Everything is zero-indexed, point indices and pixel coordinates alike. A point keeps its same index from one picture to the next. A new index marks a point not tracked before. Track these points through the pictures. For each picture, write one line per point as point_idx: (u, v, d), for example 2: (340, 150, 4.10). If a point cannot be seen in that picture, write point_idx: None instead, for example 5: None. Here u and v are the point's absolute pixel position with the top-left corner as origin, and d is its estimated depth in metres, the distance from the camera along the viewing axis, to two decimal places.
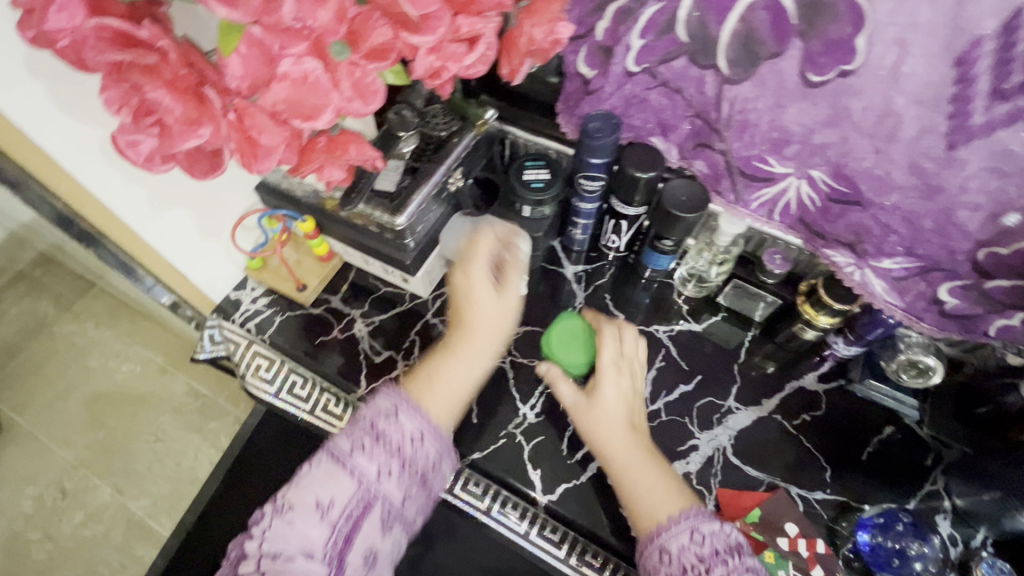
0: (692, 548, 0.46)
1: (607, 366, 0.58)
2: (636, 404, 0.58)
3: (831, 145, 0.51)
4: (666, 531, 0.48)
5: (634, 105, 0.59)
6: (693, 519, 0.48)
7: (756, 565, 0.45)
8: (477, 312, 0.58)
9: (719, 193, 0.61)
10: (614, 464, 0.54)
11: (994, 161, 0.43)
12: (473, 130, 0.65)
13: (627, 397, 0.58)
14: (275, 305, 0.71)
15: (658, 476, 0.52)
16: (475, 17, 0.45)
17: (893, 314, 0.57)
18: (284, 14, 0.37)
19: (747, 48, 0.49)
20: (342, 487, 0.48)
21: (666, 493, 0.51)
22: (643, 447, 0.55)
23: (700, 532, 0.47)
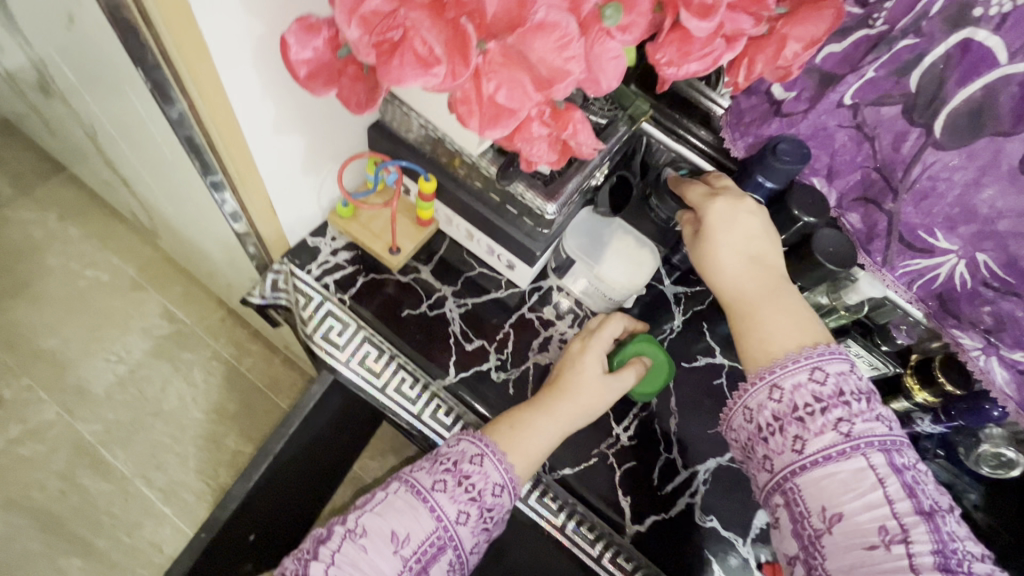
0: (810, 386, 0.44)
1: (715, 198, 0.54)
2: (763, 236, 0.53)
3: (1019, 234, 0.49)
4: (778, 369, 0.46)
5: (815, 138, 0.57)
6: (815, 357, 0.45)
7: (883, 413, 0.43)
8: (581, 378, 0.55)
9: (865, 252, 0.59)
10: (732, 302, 0.52)
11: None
12: (627, 125, 0.61)
13: (747, 231, 0.53)
14: (359, 263, 0.64)
15: (783, 316, 0.49)
16: (747, 13, 0.39)
17: (1005, 405, 0.56)
18: None
19: (975, 117, 0.47)
20: (420, 523, 0.48)
21: (787, 336, 0.48)
22: (768, 284, 0.51)
23: (822, 371, 0.44)
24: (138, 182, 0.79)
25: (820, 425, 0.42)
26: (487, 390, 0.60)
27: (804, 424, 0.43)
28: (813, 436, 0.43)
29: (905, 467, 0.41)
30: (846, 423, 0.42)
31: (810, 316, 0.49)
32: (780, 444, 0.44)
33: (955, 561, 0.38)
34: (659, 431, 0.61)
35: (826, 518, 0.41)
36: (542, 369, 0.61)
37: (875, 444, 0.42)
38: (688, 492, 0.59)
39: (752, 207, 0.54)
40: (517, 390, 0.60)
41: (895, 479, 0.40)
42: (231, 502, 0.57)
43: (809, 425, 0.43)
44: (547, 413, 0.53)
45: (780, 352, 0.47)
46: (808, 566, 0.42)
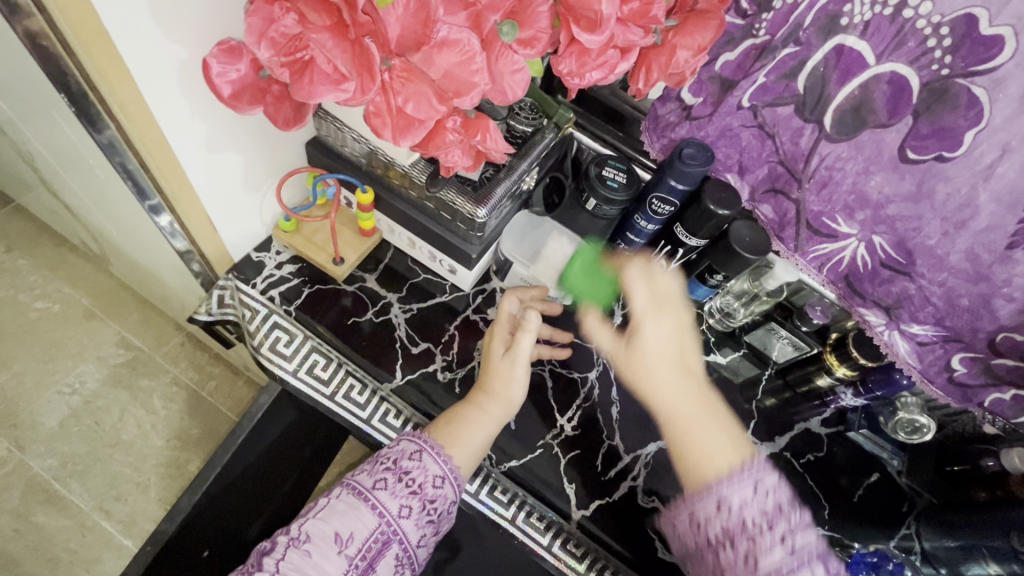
0: (754, 503, 0.46)
1: (643, 307, 0.57)
2: (689, 345, 0.56)
3: (904, 218, 0.54)
4: (724, 486, 0.47)
5: (724, 137, 0.62)
6: (755, 471, 0.47)
7: (814, 521, 0.46)
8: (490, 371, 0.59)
9: (779, 239, 0.64)
10: (672, 417, 0.54)
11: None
12: (554, 132, 0.65)
13: (675, 337, 0.56)
14: (304, 275, 0.66)
15: (711, 421, 0.53)
16: (636, 28, 0.42)
17: (909, 374, 0.62)
18: None
19: (856, 113, 0.52)
20: (363, 521, 0.52)
21: (721, 450, 0.50)
22: (696, 393, 0.54)
23: (763, 486, 0.47)
24: (83, 208, 0.80)
25: (769, 541, 0.45)
26: (432, 389, 0.62)
27: (755, 542, 0.45)
28: (763, 554, 0.45)
29: (835, 567, 0.46)
30: (789, 537, 0.45)
31: (734, 425, 0.53)
32: (728, 556, 0.46)
33: None
34: (602, 420, 0.64)
35: None
36: None
37: (814, 556, 0.45)
38: (630, 475, 0.62)
39: (674, 314, 0.57)
40: (463, 389, 0.62)
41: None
42: (179, 513, 0.58)
43: (760, 544, 0.45)
44: (476, 409, 0.57)
45: (724, 465, 0.48)
46: None
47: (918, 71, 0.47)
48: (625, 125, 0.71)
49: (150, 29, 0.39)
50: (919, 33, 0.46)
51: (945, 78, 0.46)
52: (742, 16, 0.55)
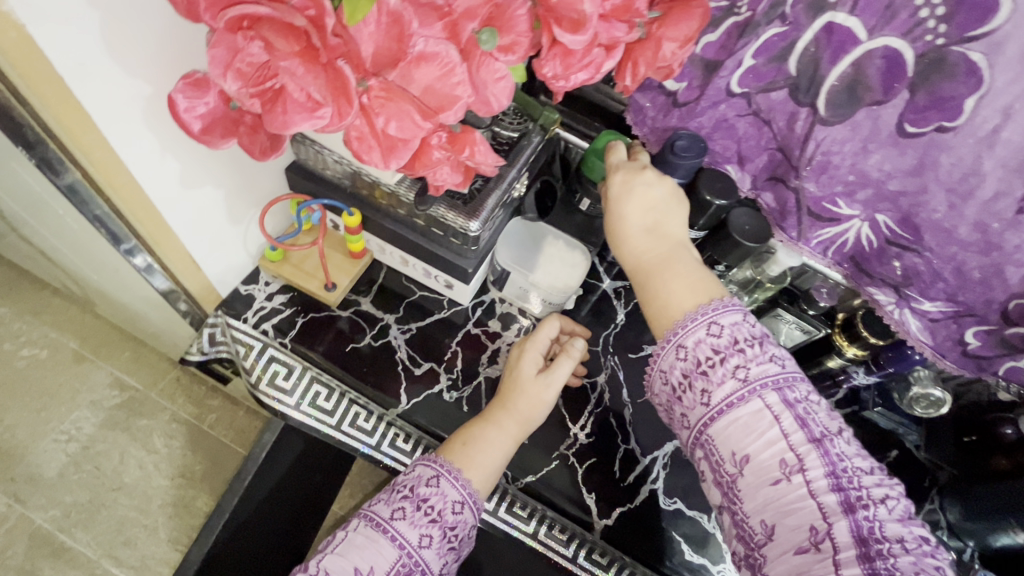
0: (708, 340, 0.47)
1: (617, 174, 0.57)
2: (666, 206, 0.55)
3: (907, 194, 0.53)
4: (681, 327, 0.49)
5: (720, 128, 0.61)
6: (710, 313, 0.48)
7: (774, 353, 0.46)
8: (514, 393, 0.57)
9: (782, 229, 0.62)
10: (638, 269, 0.54)
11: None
12: (541, 134, 0.62)
13: (648, 195, 0.55)
14: (296, 304, 0.63)
15: (682, 272, 0.52)
16: (620, 23, 0.41)
17: (921, 351, 0.62)
18: None
19: (851, 91, 0.50)
20: (384, 554, 0.50)
21: (682, 300, 0.50)
22: (667, 247, 0.54)
23: (718, 325, 0.47)
24: (58, 253, 0.77)
25: (720, 375, 0.46)
26: (440, 410, 0.60)
27: (707, 377, 0.46)
28: (715, 387, 0.46)
29: (798, 401, 0.45)
30: (743, 369, 0.45)
31: (706, 274, 0.52)
32: (690, 399, 0.47)
33: (845, 480, 0.42)
34: (616, 424, 0.63)
35: (737, 462, 0.44)
36: (493, 381, 0.62)
37: (769, 384, 0.45)
38: (650, 478, 0.61)
39: (652, 177, 0.56)
40: (471, 406, 0.61)
41: (790, 415, 0.44)
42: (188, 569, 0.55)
43: (712, 377, 0.46)
44: (493, 426, 0.56)
45: (680, 313, 0.50)
46: (731, 510, 0.45)
47: (912, 44, 0.45)
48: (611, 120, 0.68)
49: (107, 67, 0.36)
50: (912, 5, 0.44)
51: (941, 48, 0.44)
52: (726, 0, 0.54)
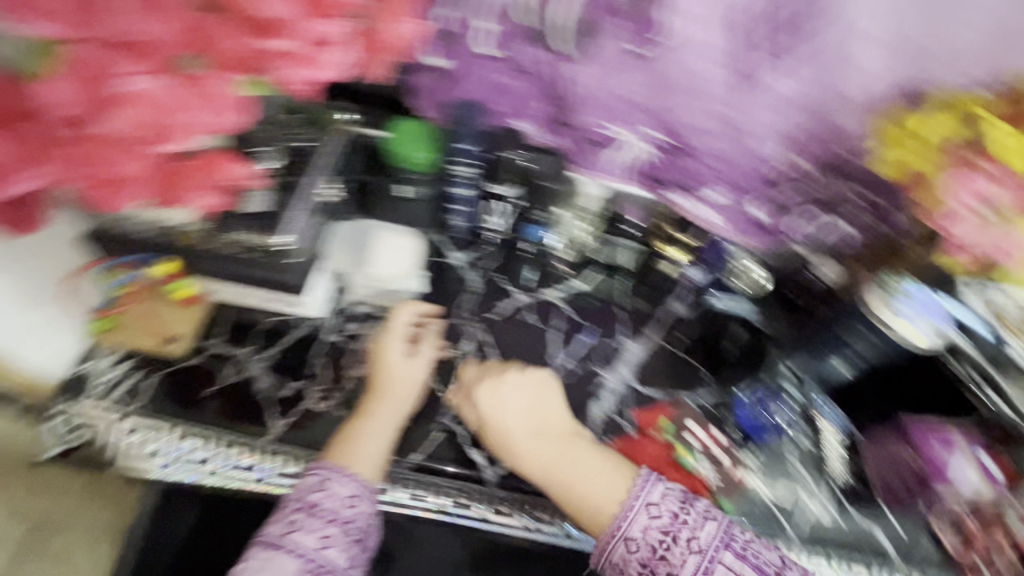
0: (653, 524, 0.53)
1: (479, 389, 0.63)
2: (545, 411, 0.62)
3: (657, 105, 0.62)
4: (621, 520, 0.54)
5: (495, 91, 0.63)
6: (640, 494, 0.54)
7: (710, 513, 0.54)
8: (390, 378, 0.63)
9: (580, 164, 0.68)
10: (550, 484, 0.58)
11: (777, 103, 0.59)
12: (330, 137, 0.65)
13: (528, 408, 0.62)
14: (141, 369, 0.62)
15: (590, 457, 0.58)
16: (323, 20, 0.43)
17: (722, 236, 0.72)
18: (112, 24, 0.36)
19: (582, 31, 0.57)
20: (284, 568, 0.51)
21: (599, 480, 0.56)
22: (562, 439, 0.60)
23: (651, 504, 0.54)
24: None
25: (680, 554, 0.51)
26: (313, 425, 0.62)
27: (668, 561, 0.51)
28: (679, 567, 0.51)
29: (744, 545, 0.53)
30: (694, 539, 0.52)
31: (607, 451, 0.59)
32: None
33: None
34: None
35: None
36: (360, 380, 0.65)
37: (721, 544, 0.52)
38: None
39: (516, 381, 0.63)
40: (343, 408, 0.63)
41: (747, 566, 0.52)
42: None
43: (672, 559, 0.51)
44: (372, 417, 0.60)
45: (612, 498, 0.55)
46: None
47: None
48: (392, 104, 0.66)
49: None
50: None
51: None
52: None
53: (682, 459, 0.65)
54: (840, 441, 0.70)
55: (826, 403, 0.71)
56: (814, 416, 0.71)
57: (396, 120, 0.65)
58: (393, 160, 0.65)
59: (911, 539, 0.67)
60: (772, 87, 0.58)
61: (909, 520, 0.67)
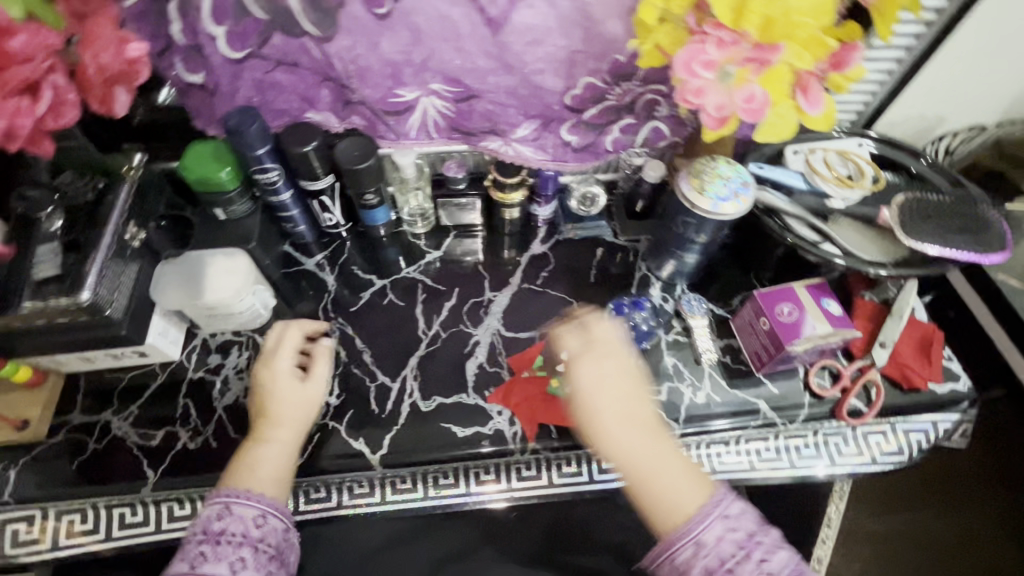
0: (728, 535, 0.45)
1: (582, 363, 0.53)
2: (639, 388, 0.52)
3: (429, 59, 0.61)
4: (692, 526, 0.46)
5: (267, 90, 0.63)
6: (717, 505, 0.47)
7: None
8: (281, 400, 0.60)
9: (381, 137, 0.69)
10: (628, 471, 0.49)
11: (527, 32, 0.59)
12: (124, 181, 0.62)
13: (615, 380, 0.52)
14: (3, 461, 0.62)
15: (671, 457, 0.49)
16: (15, 68, 0.44)
17: (548, 166, 0.72)
18: None
19: (318, 6, 0.55)
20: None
21: (682, 484, 0.48)
22: (650, 430, 0.50)
23: (727, 515, 0.46)
24: None
25: None
26: (194, 463, 0.62)
27: None
28: None
29: None
30: None
31: (691, 461, 0.50)
32: None
33: None
34: (357, 372, 0.69)
35: None
36: (231, 408, 0.65)
37: None
38: (405, 395, 0.68)
39: (607, 358, 0.53)
40: (220, 439, 0.63)
41: None
42: None
43: None
44: (266, 442, 0.57)
45: (690, 505, 0.47)
46: None
47: None
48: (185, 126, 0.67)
49: None
50: None
51: None
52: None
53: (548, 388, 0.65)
54: (707, 327, 0.73)
55: (693, 302, 0.74)
56: (687, 317, 0.74)
57: (194, 144, 0.65)
58: (204, 190, 0.65)
59: (793, 398, 0.69)
60: (519, 22, 0.58)
61: (783, 377, 0.70)
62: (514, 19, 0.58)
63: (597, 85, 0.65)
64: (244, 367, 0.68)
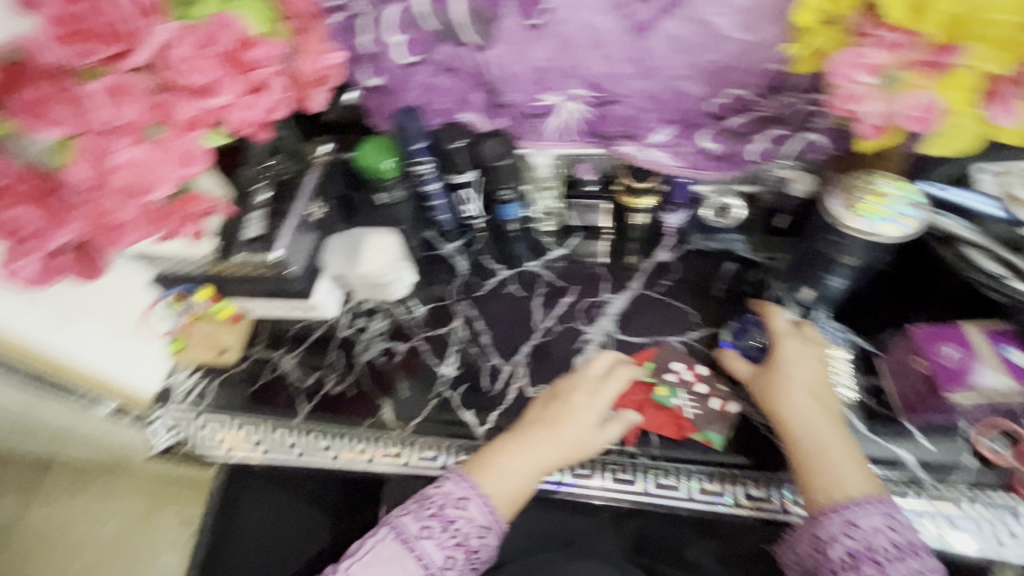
0: (886, 531, 0.52)
1: (790, 338, 0.64)
2: (826, 383, 0.62)
3: (572, 66, 0.65)
4: (847, 507, 0.53)
5: (431, 92, 0.70)
6: (882, 503, 0.53)
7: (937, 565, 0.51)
8: (567, 419, 0.63)
9: (524, 138, 0.73)
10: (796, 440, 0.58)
11: (674, 40, 0.61)
12: (311, 167, 0.77)
13: (814, 364, 0.63)
14: (208, 376, 0.80)
15: (844, 449, 0.57)
16: (250, 72, 0.55)
17: (683, 175, 0.71)
18: (94, 118, 0.46)
19: (483, 21, 0.62)
20: (408, 570, 0.56)
21: (850, 475, 0.55)
22: (828, 420, 0.59)
23: (893, 516, 0.52)
24: (48, 421, 0.92)
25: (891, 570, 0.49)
26: (334, 403, 0.75)
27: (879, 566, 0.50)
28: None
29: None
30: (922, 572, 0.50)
31: (863, 464, 0.57)
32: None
33: None
34: (473, 356, 0.75)
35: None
36: (371, 364, 0.77)
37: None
38: (515, 378, 0.73)
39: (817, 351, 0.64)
40: (356, 388, 0.75)
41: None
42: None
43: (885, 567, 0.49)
44: (523, 445, 0.62)
45: (855, 491, 0.54)
46: None
47: None
48: (362, 123, 0.79)
49: None
50: None
51: None
52: (347, 8, 0.64)
53: (659, 397, 0.68)
54: (847, 362, 0.67)
55: (832, 328, 0.69)
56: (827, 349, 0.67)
57: (363, 143, 0.75)
58: (369, 175, 0.75)
59: (945, 455, 0.61)
60: (662, 27, 0.60)
61: (937, 431, 0.62)
62: (654, 23, 0.60)
63: (744, 95, 0.65)
64: (384, 331, 0.79)
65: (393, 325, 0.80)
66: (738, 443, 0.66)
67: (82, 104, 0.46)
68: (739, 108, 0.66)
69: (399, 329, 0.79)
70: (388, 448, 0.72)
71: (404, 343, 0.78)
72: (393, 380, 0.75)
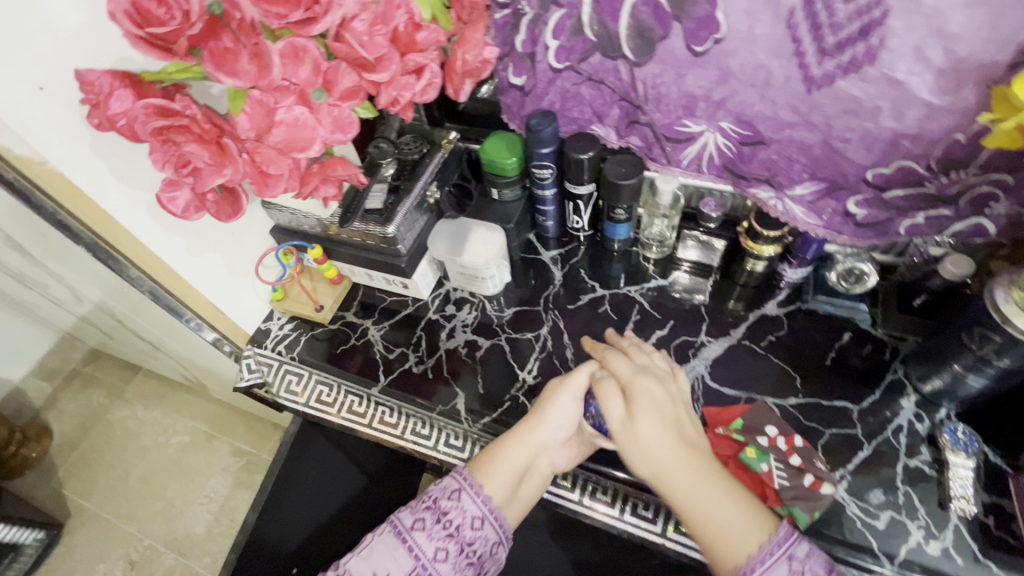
0: None
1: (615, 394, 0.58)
2: (686, 426, 0.56)
3: (728, 99, 0.60)
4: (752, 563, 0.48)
5: (570, 98, 0.70)
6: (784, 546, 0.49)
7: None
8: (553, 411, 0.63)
9: (653, 159, 0.71)
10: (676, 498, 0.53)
11: (847, 100, 0.54)
12: (440, 150, 0.78)
13: (661, 416, 0.56)
14: (299, 328, 0.84)
15: (718, 491, 0.52)
16: (415, 53, 0.58)
17: (817, 232, 0.67)
18: (275, 76, 0.48)
19: (642, 36, 0.58)
20: (399, 562, 0.55)
21: (739, 520, 0.50)
22: (699, 467, 0.53)
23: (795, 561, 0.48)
24: (154, 336, 1.02)
25: None
26: (411, 384, 0.76)
27: None
28: None
29: None
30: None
31: (752, 496, 0.52)
32: None
33: None
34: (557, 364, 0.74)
35: None
36: (451, 354, 0.77)
37: None
38: None
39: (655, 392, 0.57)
40: (435, 374, 0.76)
41: None
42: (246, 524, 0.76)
43: None
44: (517, 442, 0.62)
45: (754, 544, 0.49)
46: None
47: None
48: (491, 117, 0.82)
49: (116, 186, 0.60)
50: None
51: None
52: (512, 6, 0.64)
53: (747, 459, 0.61)
54: (973, 473, 0.59)
55: (961, 433, 0.60)
56: (947, 450, 0.60)
57: (495, 134, 0.77)
58: (490, 171, 0.77)
59: None
60: (843, 88, 0.53)
61: None
62: (834, 82, 0.53)
63: (916, 169, 0.56)
64: (470, 324, 0.80)
65: (480, 320, 0.80)
66: (838, 538, 0.58)
67: (270, 66, 0.47)
68: (914, 182, 0.57)
69: (486, 325, 0.80)
70: (454, 440, 0.75)
71: (487, 339, 0.78)
72: (472, 374, 0.75)
